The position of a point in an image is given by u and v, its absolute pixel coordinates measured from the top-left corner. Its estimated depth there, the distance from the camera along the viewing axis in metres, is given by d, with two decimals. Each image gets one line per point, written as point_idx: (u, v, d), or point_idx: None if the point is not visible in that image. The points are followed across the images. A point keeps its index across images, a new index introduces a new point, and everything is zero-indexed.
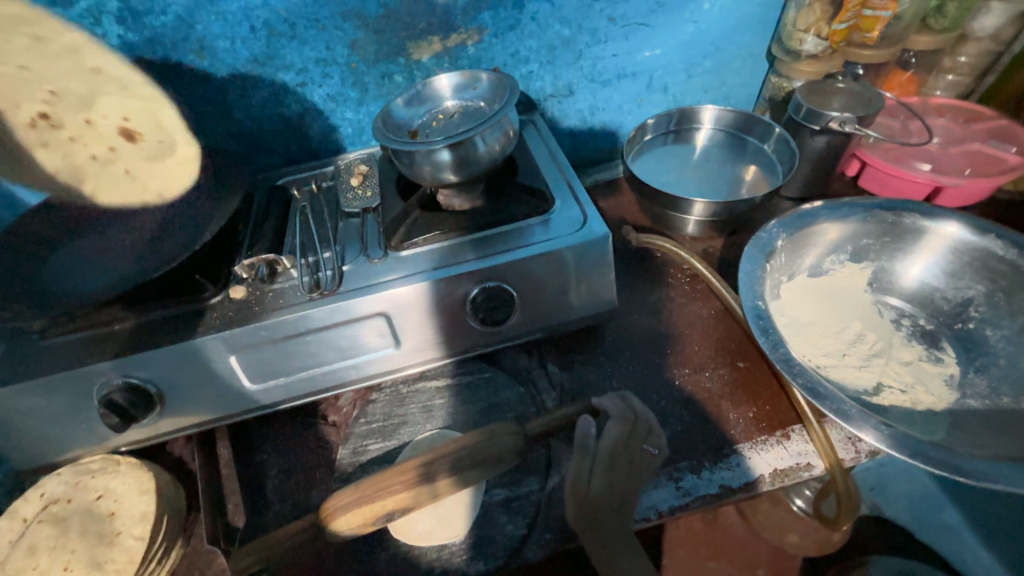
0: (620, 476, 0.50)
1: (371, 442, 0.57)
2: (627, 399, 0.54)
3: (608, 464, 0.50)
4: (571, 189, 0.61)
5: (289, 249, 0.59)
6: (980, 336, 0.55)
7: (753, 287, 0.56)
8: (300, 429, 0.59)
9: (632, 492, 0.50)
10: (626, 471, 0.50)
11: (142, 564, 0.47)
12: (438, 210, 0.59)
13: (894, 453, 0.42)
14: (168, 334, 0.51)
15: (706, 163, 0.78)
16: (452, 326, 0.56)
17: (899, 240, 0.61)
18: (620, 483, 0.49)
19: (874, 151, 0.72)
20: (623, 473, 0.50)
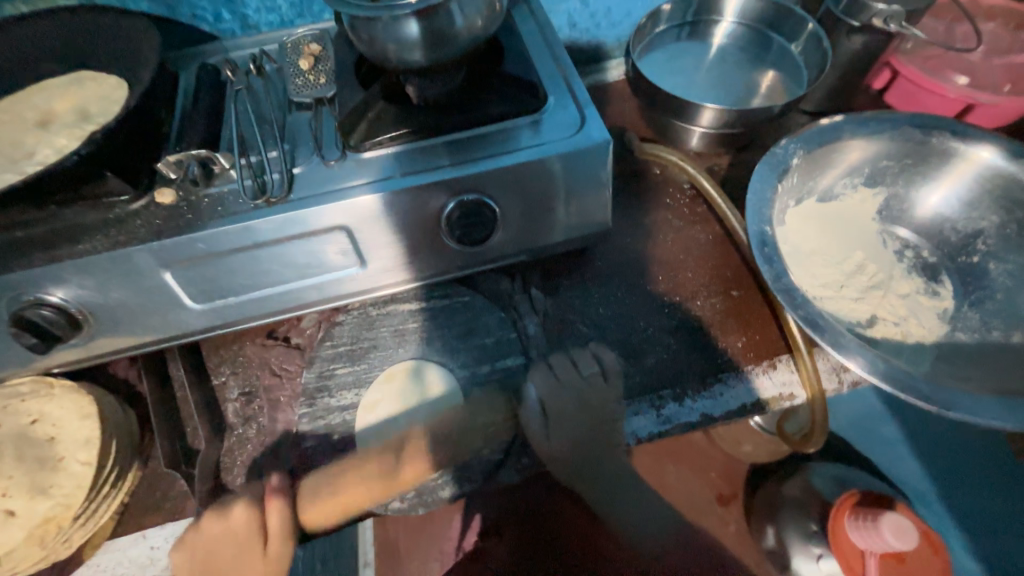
0: (581, 415, 0.51)
1: (339, 366, 0.53)
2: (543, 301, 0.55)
3: (562, 418, 0.51)
4: (568, 85, 0.52)
5: (226, 143, 0.49)
6: (981, 270, 0.53)
7: (761, 210, 0.50)
8: (260, 350, 0.54)
9: (610, 417, 0.49)
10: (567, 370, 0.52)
11: (92, 489, 0.44)
12: (407, 103, 0.49)
13: (882, 386, 0.41)
14: (85, 244, 0.43)
15: (721, 64, 0.67)
16: (425, 245, 0.49)
17: (921, 163, 0.56)
18: (578, 410, 0.51)
19: (910, 58, 0.63)
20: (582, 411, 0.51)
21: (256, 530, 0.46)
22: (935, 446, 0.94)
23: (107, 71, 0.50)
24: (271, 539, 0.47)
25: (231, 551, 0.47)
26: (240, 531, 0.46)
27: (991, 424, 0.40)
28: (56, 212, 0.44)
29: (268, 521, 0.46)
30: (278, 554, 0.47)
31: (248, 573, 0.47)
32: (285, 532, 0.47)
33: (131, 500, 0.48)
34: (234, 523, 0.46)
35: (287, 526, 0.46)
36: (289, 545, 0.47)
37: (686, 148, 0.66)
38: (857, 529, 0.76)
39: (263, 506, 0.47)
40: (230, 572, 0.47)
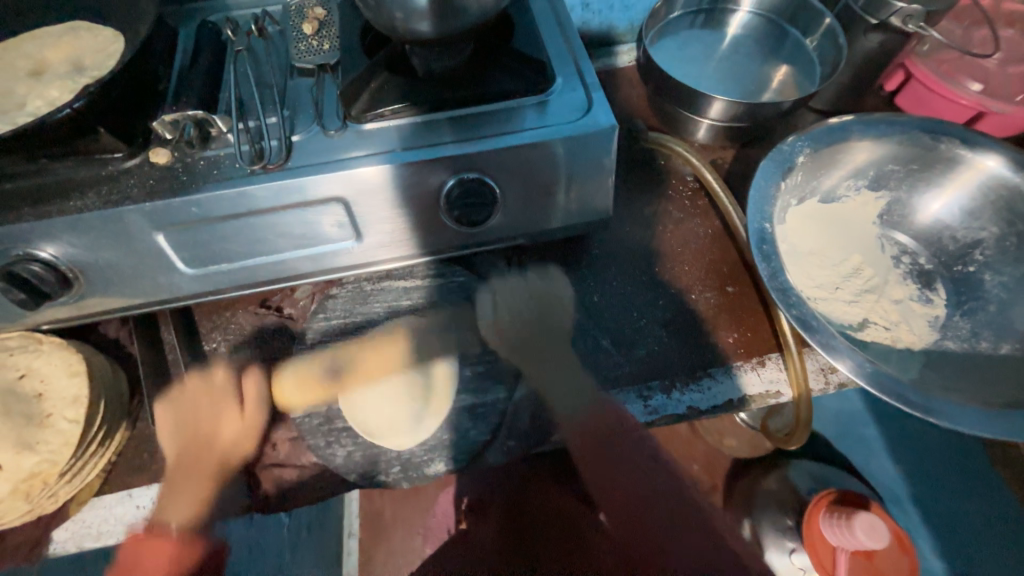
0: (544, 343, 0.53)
1: (331, 340, 0.53)
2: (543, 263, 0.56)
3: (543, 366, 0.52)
4: (577, 67, 0.51)
5: (224, 106, 0.48)
6: (976, 280, 0.53)
7: (763, 207, 0.50)
8: (252, 321, 0.54)
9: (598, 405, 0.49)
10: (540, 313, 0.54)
11: (79, 446, 0.44)
12: (412, 75, 0.47)
13: (867, 388, 0.42)
14: (77, 200, 0.42)
15: (735, 55, 0.66)
16: (423, 221, 0.48)
17: (927, 169, 0.55)
18: (538, 316, 0.54)
19: (926, 61, 0.62)
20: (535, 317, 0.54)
21: (229, 389, 0.51)
22: (913, 451, 0.96)
23: (105, 25, 0.48)
24: (246, 401, 0.51)
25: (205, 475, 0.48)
26: (220, 384, 0.51)
27: (970, 431, 0.41)
28: (47, 166, 0.43)
29: (245, 388, 0.51)
30: (256, 418, 0.51)
31: (231, 435, 0.51)
32: (261, 397, 0.51)
33: (119, 459, 0.48)
34: (212, 380, 0.51)
35: (262, 389, 0.51)
36: (264, 411, 0.51)
37: (693, 140, 0.65)
38: (829, 527, 0.78)
39: (239, 373, 0.52)
40: (212, 431, 0.50)
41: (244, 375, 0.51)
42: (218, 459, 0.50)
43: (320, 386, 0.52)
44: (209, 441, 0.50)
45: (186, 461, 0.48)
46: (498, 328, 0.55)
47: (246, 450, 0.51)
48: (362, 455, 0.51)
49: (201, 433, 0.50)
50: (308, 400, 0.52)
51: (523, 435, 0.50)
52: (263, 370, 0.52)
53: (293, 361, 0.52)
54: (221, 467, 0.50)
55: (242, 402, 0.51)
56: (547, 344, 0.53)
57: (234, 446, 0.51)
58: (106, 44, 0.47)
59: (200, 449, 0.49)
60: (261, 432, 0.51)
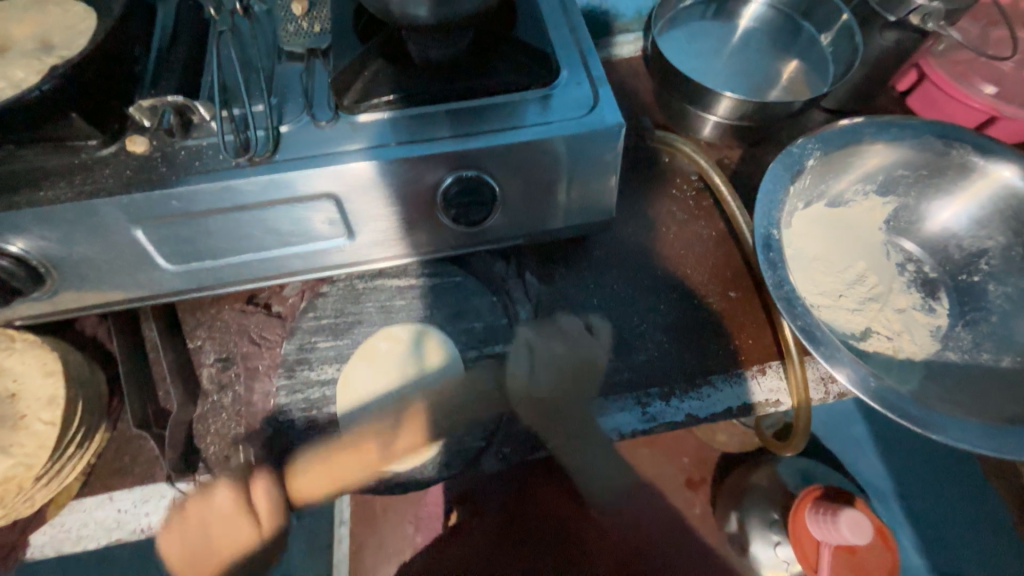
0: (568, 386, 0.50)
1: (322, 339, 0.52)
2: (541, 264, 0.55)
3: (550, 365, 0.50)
4: (583, 59, 0.48)
5: (207, 91, 0.45)
6: (979, 290, 0.53)
7: (770, 211, 0.48)
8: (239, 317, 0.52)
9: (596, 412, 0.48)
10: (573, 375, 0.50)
11: (56, 449, 0.42)
12: (408, 63, 0.44)
13: (870, 403, 0.41)
14: (47, 191, 0.40)
15: (746, 49, 0.64)
16: (418, 219, 0.46)
17: (937, 176, 0.54)
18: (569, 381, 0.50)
19: (940, 61, 0.61)
20: (561, 363, 0.50)
21: (243, 507, 0.46)
22: (901, 451, 0.98)
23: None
24: (261, 517, 0.47)
25: (218, 535, 0.46)
26: (221, 509, 0.46)
27: (971, 449, 0.41)
28: (15, 152, 0.40)
29: (256, 498, 0.46)
30: (274, 525, 0.47)
31: (232, 541, 0.47)
32: (275, 504, 0.47)
33: (99, 461, 0.47)
34: (222, 501, 0.45)
35: (274, 491, 0.46)
36: (278, 515, 0.47)
37: (699, 137, 0.63)
38: (816, 521, 0.79)
39: (247, 485, 0.46)
40: (231, 542, 0.47)
41: (254, 482, 0.46)
42: (227, 558, 0.47)
43: (336, 479, 0.46)
44: (222, 545, 0.47)
45: (191, 543, 0.46)
46: (529, 401, 0.50)
47: (258, 552, 0.48)
48: None
49: (213, 543, 0.47)
50: (323, 492, 0.47)
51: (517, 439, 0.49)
52: (275, 472, 0.47)
53: (306, 453, 0.47)
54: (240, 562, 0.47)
55: (257, 515, 0.46)
56: (563, 415, 0.49)
57: (241, 550, 0.47)
58: (76, 19, 0.43)
59: (217, 559, 0.47)
60: (282, 529, 0.48)
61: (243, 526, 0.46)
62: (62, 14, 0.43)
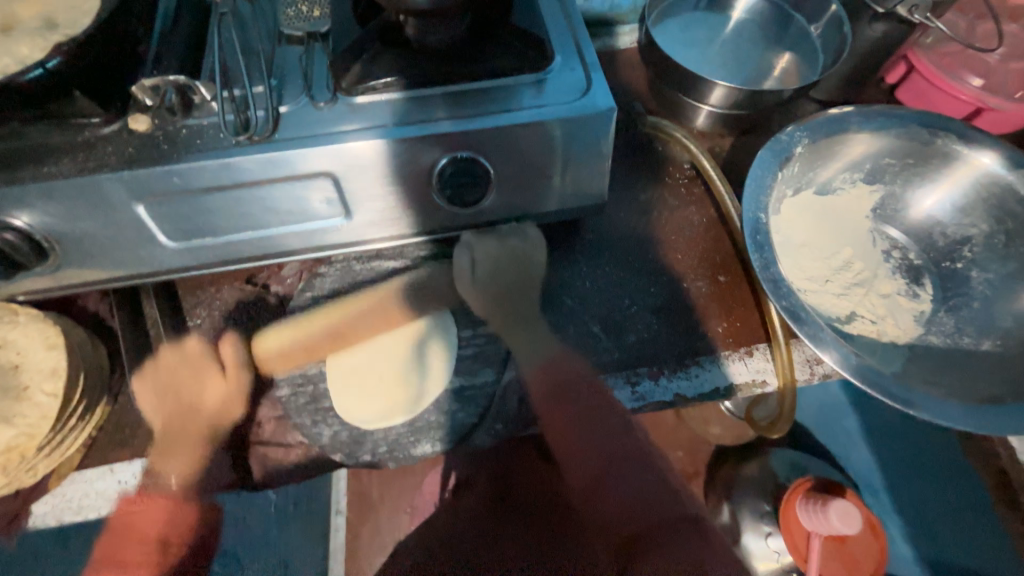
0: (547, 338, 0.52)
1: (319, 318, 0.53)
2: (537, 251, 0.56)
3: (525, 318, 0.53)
4: (577, 46, 0.49)
5: (208, 72, 0.46)
6: (962, 277, 0.54)
7: (758, 196, 0.49)
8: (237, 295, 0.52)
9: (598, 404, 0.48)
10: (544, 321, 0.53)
11: (58, 420, 0.43)
12: (405, 47, 0.45)
13: (851, 380, 0.42)
14: (51, 167, 0.41)
15: (738, 40, 0.65)
16: (414, 200, 0.47)
17: (923, 164, 0.55)
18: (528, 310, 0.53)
19: (929, 54, 0.62)
20: (513, 280, 0.52)
21: (210, 357, 0.51)
22: (890, 442, 0.99)
23: None
24: (228, 368, 0.51)
25: (189, 371, 0.49)
26: (196, 356, 0.50)
27: (947, 425, 0.42)
28: (19, 128, 0.41)
29: (223, 352, 0.51)
30: (241, 382, 0.51)
31: (213, 396, 0.51)
32: (241, 361, 0.51)
33: (100, 434, 0.48)
34: (191, 349, 0.50)
35: (243, 355, 0.51)
36: (247, 375, 0.51)
37: (691, 127, 0.64)
38: (806, 511, 0.80)
39: (217, 340, 0.51)
40: (198, 399, 0.50)
41: (222, 344, 0.51)
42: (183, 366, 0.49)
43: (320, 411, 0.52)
44: (196, 407, 0.50)
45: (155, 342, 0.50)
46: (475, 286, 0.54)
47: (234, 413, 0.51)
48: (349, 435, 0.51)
49: (186, 405, 0.49)
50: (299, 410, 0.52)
51: (508, 416, 0.50)
52: (245, 340, 0.52)
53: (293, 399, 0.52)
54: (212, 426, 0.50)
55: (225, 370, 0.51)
56: (520, 312, 0.53)
57: (218, 409, 0.51)
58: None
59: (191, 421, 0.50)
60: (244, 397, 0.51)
61: (215, 384, 0.50)
62: None
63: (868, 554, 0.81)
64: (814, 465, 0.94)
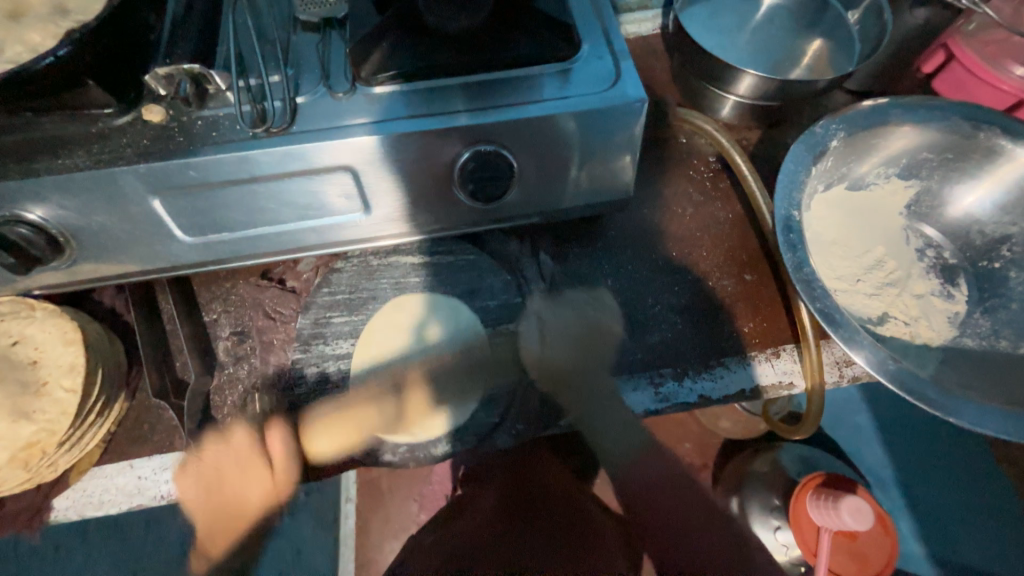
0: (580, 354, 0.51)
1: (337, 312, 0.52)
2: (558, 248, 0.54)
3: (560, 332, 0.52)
4: (604, 33, 0.47)
5: (222, 61, 0.44)
6: (1000, 277, 0.52)
7: (791, 192, 0.48)
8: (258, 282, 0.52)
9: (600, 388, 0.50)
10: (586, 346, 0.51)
11: (78, 416, 0.43)
12: (426, 34, 0.43)
13: (886, 384, 0.41)
14: (65, 159, 0.40)
15: (769, 27, 0.62)
16: (434, 195, 0.45)
17: (963, 159, 0.53)
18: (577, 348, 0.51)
19: (971, 41, 0.59)
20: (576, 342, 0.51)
21: (256, 449, 0.47)
22: (906, 440, 0.98)
23: None
24: (275, 462, 0.47)
25: (236, 466, 0.47)
26: (244, 447, 0.47)
27: (985, 432, 0.41)
28: (32, 119, 0.40)
29: (270, 444, 0.47)
30: (286, 476, 0.47)
31: (258, 492, 0.48)
32: (288, 452, 0.47)
33: (118, 429, 0.48)
34: (241, 436, 0.47)
35: (290, 447, 0.47)
36: (295, 466, 0.47)
37: (717, 118, 0.62)
38: (817, 507, 0.80)
39: (263, 432, 0.47)
40: (244, 496, 0.48)
41: (269, 433, 0.47)
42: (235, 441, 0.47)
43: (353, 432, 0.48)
44: (239, 498, 0.48)
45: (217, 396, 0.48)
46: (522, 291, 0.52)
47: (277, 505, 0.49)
48: (366, 433, 0.50)
49: (226, 495, 0.48)
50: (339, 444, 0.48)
51: (527, 415, 0.49)
52: (290, 421, 0.47)
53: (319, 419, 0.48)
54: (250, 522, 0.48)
55: (270, 461, 0.47)
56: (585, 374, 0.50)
57: (262, 504, 0.48)
58: None
59: (233, 510, 0.48)
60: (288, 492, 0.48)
61: (261, 477, 0.47)
62: None
63: (879, 553, 0.81)
64: (828, 462, 0.94)
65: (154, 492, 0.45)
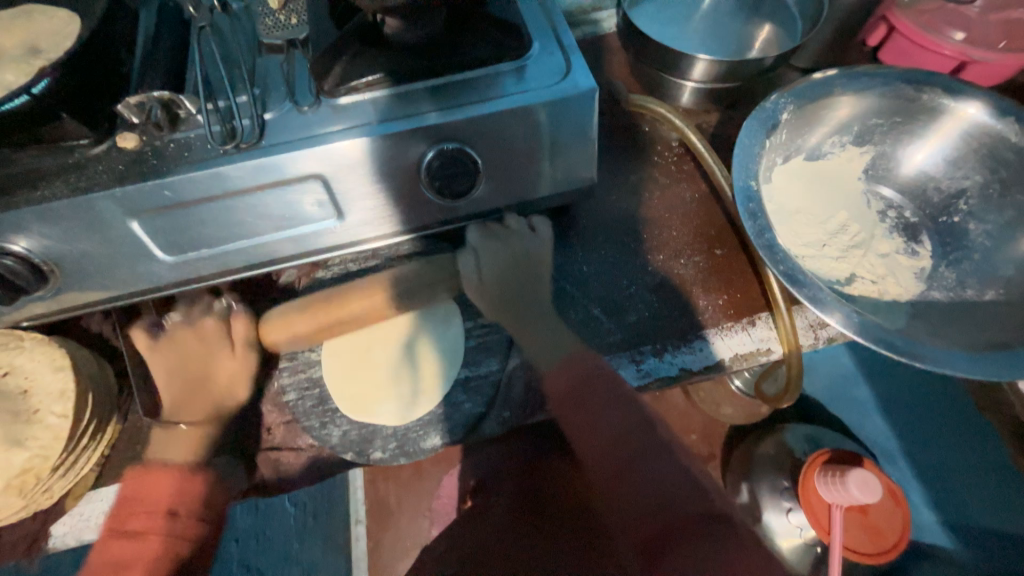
0: (517, 274, 0.52)
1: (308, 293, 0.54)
2: None
3: (493, 256, 0.51)
4: (554, 31, 0.49)
5: (192, 87, 0.46)
6: (961, 230, 0.54)
7: (748, 165, 0.49)
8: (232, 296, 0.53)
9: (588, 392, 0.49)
10: (517, 275, 0.52)
11: (70, 440, 0.43)
12: (383, 45, 0.46)
13: (855, 338, 0.42)
14: (45, 190, 0.41)
15: (716, 15, 0.65)
16: (405, 196, 0.47)
17: (911, 121, 0.55)
18: (509, 273, 0.52)
19: (908, 12, 0.62)
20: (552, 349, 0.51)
21: (223, 342, 0.52)
22: (903, 407, 0.99)
23: (59, 5, 0.46)
24: (235, 344, 0.52)
25: (200, 351, 0.52)
26: (213, 337, 0.52)
27: (956, 375, 0.42)
28: (12, 155, 0.41)
29: (234, 329, 0.52)
30: (244, 358, 0.52)
31: (224, 374, 0.52)
32: (248, 339, 0.52)
33: (112, 452, 0.48)
34: (206, 329, 0.52)
35: (251, 332, 0.52)
36: (253, 356, 0.52)
37: (676, 105, 0.64)
38: (824, 482, 0.79)
39: (229, 321, 0.53)
40: (210, 363, 0.52)
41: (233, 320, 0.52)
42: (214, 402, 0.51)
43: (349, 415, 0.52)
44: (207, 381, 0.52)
45: (184, 399, 0.50)
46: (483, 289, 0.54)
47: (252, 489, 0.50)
48: (358, 435, 0.51)
49: (196, 354, 0.52)
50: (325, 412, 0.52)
51: (516, 405, 0.50)
52: (252, 316, 0.52)
53: (279, 309, 0.52)
54: (218, 398, 0.52)
55: (234, 345, 0.52)
56: (555, 368, 0.52)
57: (227, 382, 0.52)
58: (59, 26, 0.44)
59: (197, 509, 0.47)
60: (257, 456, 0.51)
61: (224, 356, 0.52)
62: (46, 22, 0.45)
63: (890, 522, 0.81)
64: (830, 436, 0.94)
65: (131, 503, 0.45)
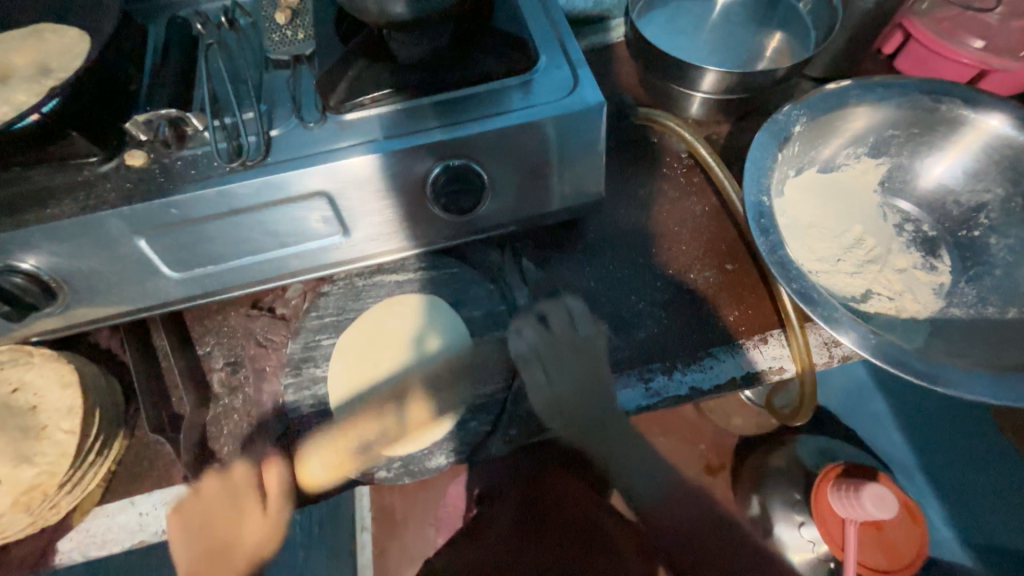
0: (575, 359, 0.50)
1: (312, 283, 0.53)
2: (540, 255, 0.55)
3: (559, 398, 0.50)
4: (562, 44, 0.49)
5: (199, 104, 0.46)
6: (981, 245, 0.52)
7: (759, 179, 0.48)
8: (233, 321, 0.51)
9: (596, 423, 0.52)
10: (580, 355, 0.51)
11: (77, 457, 0.43)
12: (389, 60, 0.45)
13: (872, 360, 0.41)
14: (53, 208, 0.41)
15: (727, 24, 0.64)
16: (410, 211, 0.47)
17: (929, 132, 0.53)
18: (581, 396, 0.50)
19: (925, 19, 0.60)
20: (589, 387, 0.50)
21: (250, 488, 0.48)
22: (920, 420, 0.96)
23: (70, 24, 0.46)
24: (268, 496, 0.48)
25: (227, 501, 0.47)
26: (240, 488, 0.47)
27: (979, 400, 0.40)
28: (21, 174, 0.42)
29: (266, 480, 0.48)
30: (277, 515, 0.48)
31: (250, 535, 0.49)
32: (286, 486, 0.48)
33: (119, 467, 0.48)
34: (237, 478, 0.47)
35: (286, 482, 0.48)
36: (288, 506, 0.48)
37: (686, 115, 0.63)
38: (838, 499, 0.77)
39: (262, 466, 0.48)
40: (235, 533, 0.49)
41: (266, 468, 0.48)
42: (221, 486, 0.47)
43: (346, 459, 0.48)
44: (232, 543, 0.49)
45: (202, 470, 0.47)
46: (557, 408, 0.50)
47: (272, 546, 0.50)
48: (362, 452, 0.51)
49: (219, 540, 0.48)
50: (332, 477, 0.48)
51: (502, 399, 0.51)
52: (285, 459, 0.48)
53: (313, 442, 0.49)
54: (249, 564, 0.49)
55: (264, 497, 0.48)
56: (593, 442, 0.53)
57: (260, 543, 0.49)
58: (69, 45, 0.45)
59: (225, 550, 0.49)
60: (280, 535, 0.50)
61: (258, 523, 0.49)
62: (56, 41, 0.45)
63: (909, 539, 0.79)
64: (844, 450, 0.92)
65: None
